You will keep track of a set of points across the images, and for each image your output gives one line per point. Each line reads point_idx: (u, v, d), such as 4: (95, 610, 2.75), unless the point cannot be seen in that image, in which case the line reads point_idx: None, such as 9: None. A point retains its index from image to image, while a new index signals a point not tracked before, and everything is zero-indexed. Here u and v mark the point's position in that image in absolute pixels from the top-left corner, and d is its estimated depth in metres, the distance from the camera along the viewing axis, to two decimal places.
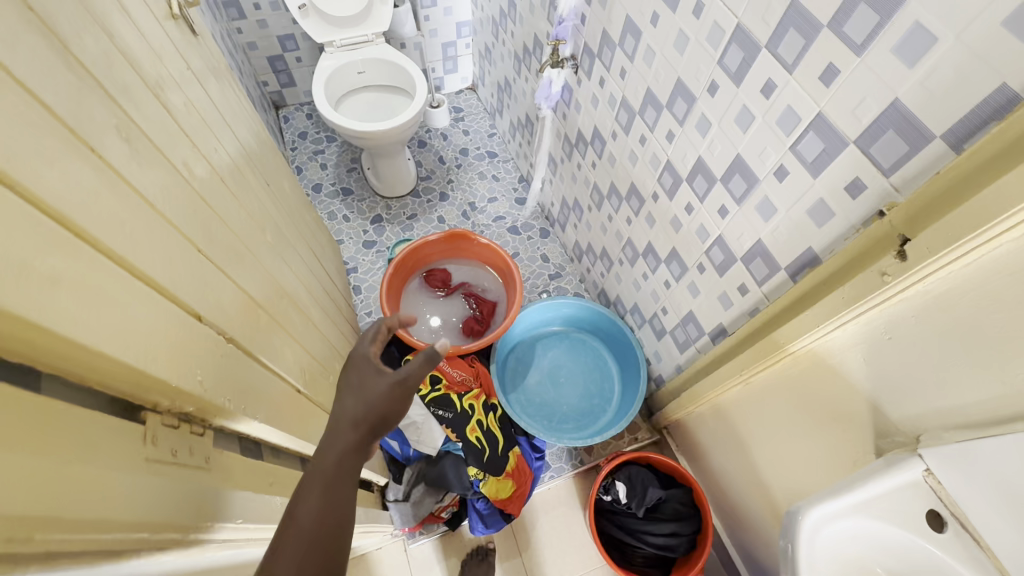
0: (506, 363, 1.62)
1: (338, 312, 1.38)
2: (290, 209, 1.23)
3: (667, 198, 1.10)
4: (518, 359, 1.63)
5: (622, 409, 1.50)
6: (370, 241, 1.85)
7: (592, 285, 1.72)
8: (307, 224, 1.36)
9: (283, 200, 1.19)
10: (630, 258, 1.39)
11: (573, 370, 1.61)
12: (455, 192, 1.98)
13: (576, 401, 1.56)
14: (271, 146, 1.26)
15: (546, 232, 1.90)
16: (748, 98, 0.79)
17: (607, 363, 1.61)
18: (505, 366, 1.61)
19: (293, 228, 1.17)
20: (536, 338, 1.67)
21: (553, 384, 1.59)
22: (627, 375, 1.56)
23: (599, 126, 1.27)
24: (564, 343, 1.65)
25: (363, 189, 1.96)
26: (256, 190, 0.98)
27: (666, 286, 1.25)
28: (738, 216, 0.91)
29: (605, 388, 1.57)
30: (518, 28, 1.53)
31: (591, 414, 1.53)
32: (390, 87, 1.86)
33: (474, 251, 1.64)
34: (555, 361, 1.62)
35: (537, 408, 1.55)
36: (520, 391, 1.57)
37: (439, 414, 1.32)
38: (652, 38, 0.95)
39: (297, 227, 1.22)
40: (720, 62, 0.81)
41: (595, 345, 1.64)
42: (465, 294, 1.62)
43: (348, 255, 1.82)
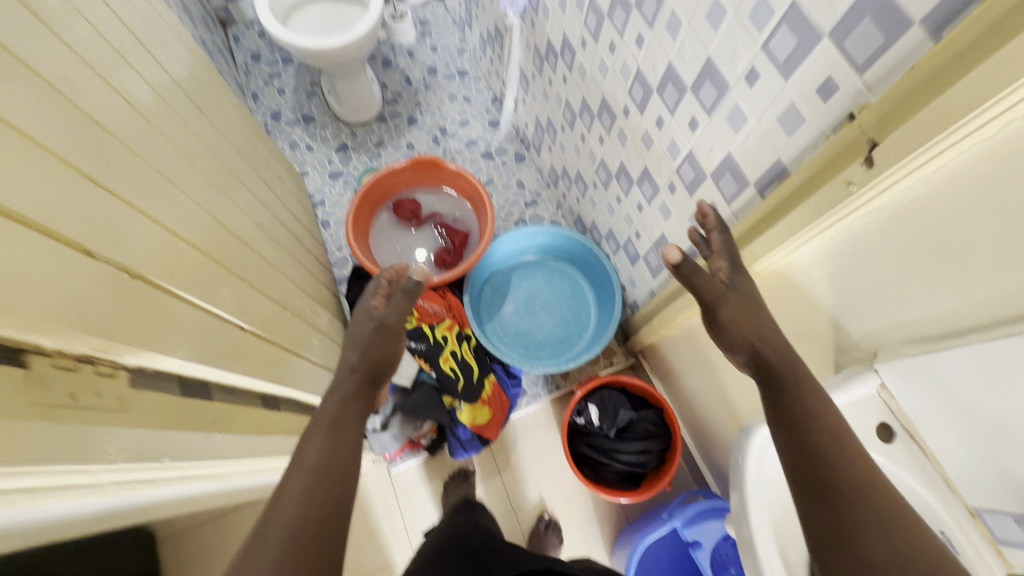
0: (482, 295, 1.60)
1: (303, 247, 1.32)
2: (235, 136, 1.13)
3: (638, 113, 1.02)
4: (494, 290, 1.61)
5: (599, 336, 1.51)
6: (337, 171, 1.77)
7: (569, 212, 1.67)
8: (259, 154, 1.28)
9: (225, 127, 1.09)
10: (604, 182, 1.33)
11: (550, 299, 1.59)
12: (424, 116, 1.86)
13: (553, 329, 1.56)
14: (206, 67, 1.14)
15: (521, 157, 1.81)
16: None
17: (584, 291, 1.60)
18: (481, 297, 1.60)
19: (239, 159, 1.08)
20: (512, 268, 1.63)
21: (529, 314, 1.58)
22: (604, 302, 1.55)
23: (568, 34, 1.16)
24: (541, 272, 1.63)
25: (325, 116, 1.84)
26: (189, 115, 0.90)
27: (639, 209, 1.21)
28: (708, 128, 0.84)
29: (582, 315, 1.57)
30: None
31: (567, 341, 1.54)
32: None
33: (444, 178, 1.56)
34: (532, 290, 1.61)
35: (514, 337, 1.55)
36: (497, 322, 1.57)
37: (412, 345, 1.31)
38: None
39: (243, 156, 1.12)
40: None
41: (572, 273, 1.62)
42: (436, 224, 1.56)
43: (314, 188, 1.74)
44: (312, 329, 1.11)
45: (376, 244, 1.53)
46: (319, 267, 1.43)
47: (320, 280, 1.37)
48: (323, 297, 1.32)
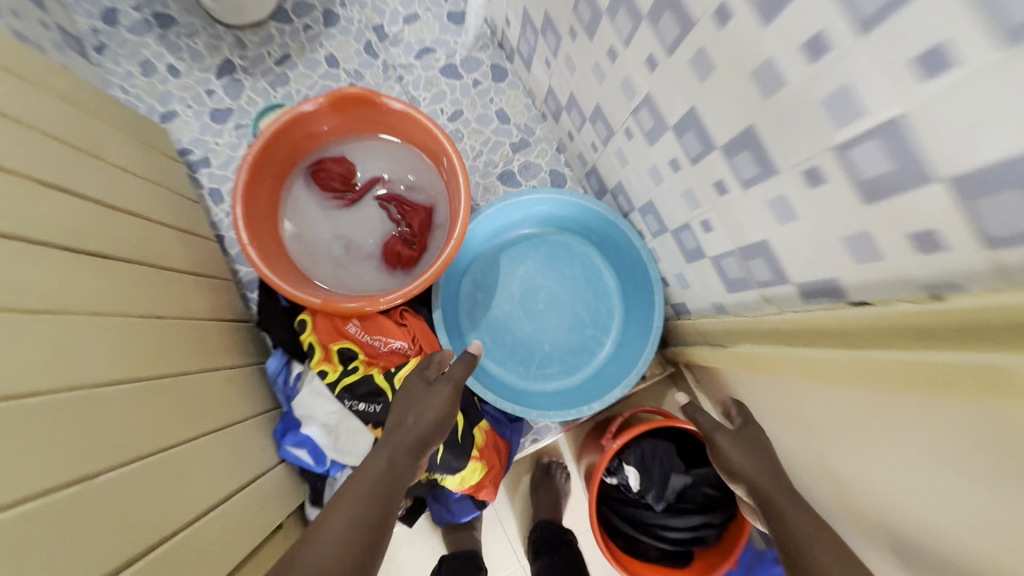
0: (460, 291, 1.12)
1: (162, 271, 0.81)
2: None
3: (758, 23, 0.50)
4: (477, 283, 1.13)
5: (628, 347, 1.08)
6: (222, 108, 1.16)
7: (576, 160, 1.15)
8: (38, 114, 0.70)
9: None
10: (648, 133, 0.81)
11: (556, 292, 1.12)
12: (348, 8, 1.21)
13: (563, 336, 1.11)
14: None
15: (502, 71, 1.22)
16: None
17: (603, 277, 1.13)
18: (458, 295, 1.12)
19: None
20: (500, 248, 1.14)
21: (530, 315, 1.12)
22: (634, 295, 1.09)
23: None
24: (542, 252, 1.14)
25: (191, 15, 1.18)
26: None
27: (718, 192, 0.71)
28: (988, 76, 0.35)
29: (602, 314, 1.12)
30: None
31: (583, 352, 1.11)
32: None
33: (386, 123, 1.00)
34: (530, 280, 1.13)
35: (510, 352, 1.11)
36: (484, 332, 1.11)
37: (363, 410, 0.87)
38: None
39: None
40: None
41: (586, 252, 1.14)
42: (382, 197, 1.03)
43: (190, 137, 1.14)
44: (169, 453, 0.64)
45: (293, 235, 1.01)
46: (205, 287, 0.92)
47: (204, 318, 0.87)
48: (210, 346, 0.84)
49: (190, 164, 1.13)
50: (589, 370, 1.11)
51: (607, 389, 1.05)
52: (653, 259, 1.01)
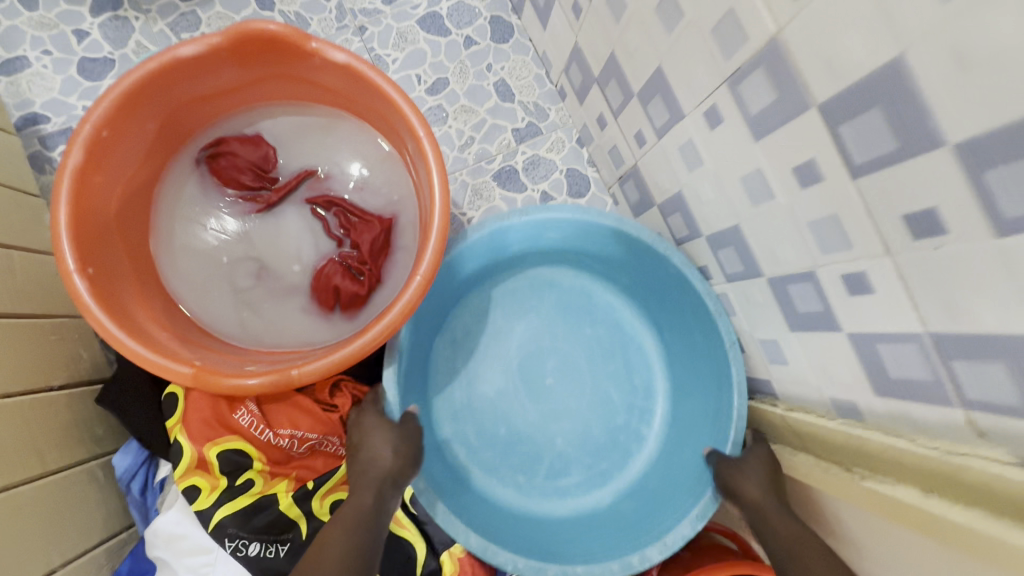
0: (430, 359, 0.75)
1: None
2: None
3: None
4: (457, 346, 0.76)
5: (681, 447, 0.73)
6: (96, 59, 0.80)
7: (606, 156, 0.80)
8: None
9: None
10: (756, 119, 0.47)
11: (573, 360, 0.77)
12: None
13: (583, 427, 0.76)
14: None
15: (505, 27, 0.87)
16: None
17: (639, 340, 0.78)
18: (428, 366, 0.75)
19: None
20: (491, 293, 0.78)
21: (534, 395, 0.76)
22: (687, 367, 0.74)
23: None
24: (552, 301, 0.78)
25: None
26: None
27: (914, 232, 0.38)
28: None
29: (639, 393, 0.77)
30: None
31: (614, 452, 0.76)
32: None
33: (323, 84, 0.65)
34: (535, 342, 0.77)
35: (506, 453, 0.75)
36: (466, 422, 0.75)
37: (256, 555, 0.53)
38: None
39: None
40: None
41: (614, 301, 0.79)
42: (314, 199, 0.68)
43: (44, 99, 0.78)
44: None
45: (175, 248, 0.66)
46: (19, 338, 0.57)
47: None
48: None
49: (42, 138, 0.77)
50: (621, 480, 0.75)
51: (656, 517, 0.69)
52: (723, 309, 0.65)
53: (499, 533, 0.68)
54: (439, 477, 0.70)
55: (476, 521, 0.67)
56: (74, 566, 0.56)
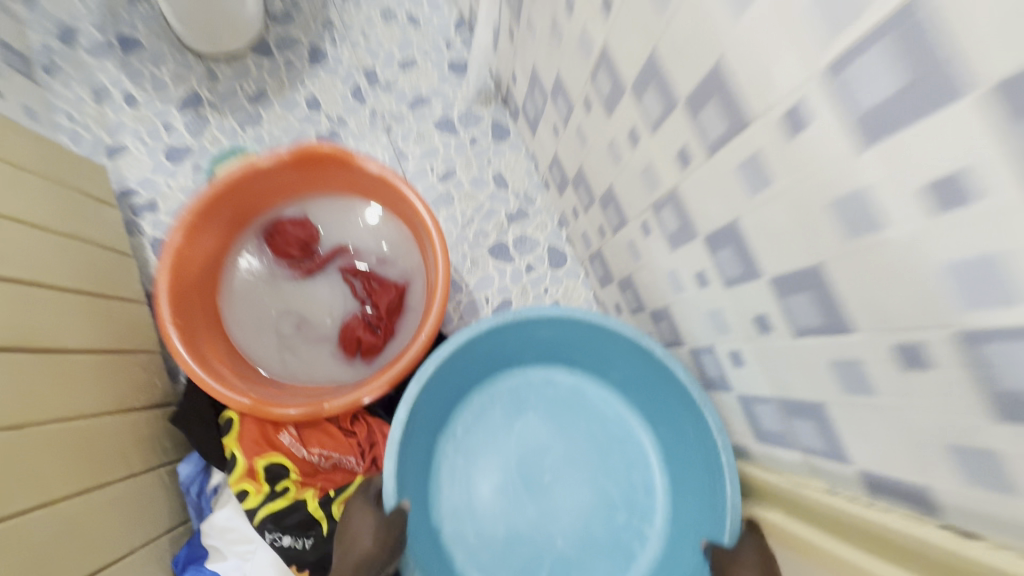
0: (433, 460, 0.82)
1: (37, 355, 0.63)
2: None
3: (851, 144, 0.36)
4: (459, 445, 0.84)
5: (682, 546, 0.75)
6: (180, 147, 1.01)
7: (579, 238, 1.00)
8: None
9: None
10: (669, 236, 0.66)
11: (569, 456, 0.83)
12: (337, 47, 1.10)
13: (583, 526, 0.79)
14: None
15: (503, 129, 1.09)
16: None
17: (635, 436, 0.84)
18: (432, 466, 0.82)
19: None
20: (491, 391, 0.87)
21: (533, 493, 0.81)
22: (681, 463, 0.79)
23: None
24: (547, 397, 0.87)
25: (159, 40, 1.05)
26: None
27: (760, 327, 0.56)
28: None
29: (638, 491, 0.81)
30: None
31: (617, 552, 0.78)
32: None
33: (359, 183, 0.86)
34: (533, 436, 0.84)
35: (507, 555, 0.78)
36: (465, 522, 0.79)
37: (288, 546, 0.69)
38: None
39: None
40: None
41: (606, 399, 0.87)
42: (345, 268, 0.87)
43: (138, 177, 0.99)
44: None
45: (237, 304, 0.85)
46: (109, 369, 0.74)
47: (95, 415, 0.69)
48: (94, 456, 0.67)
49: (133, 208, 0.98)
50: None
51: None
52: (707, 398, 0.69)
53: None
54: None
55: None
56: (149, 547, 0.72)
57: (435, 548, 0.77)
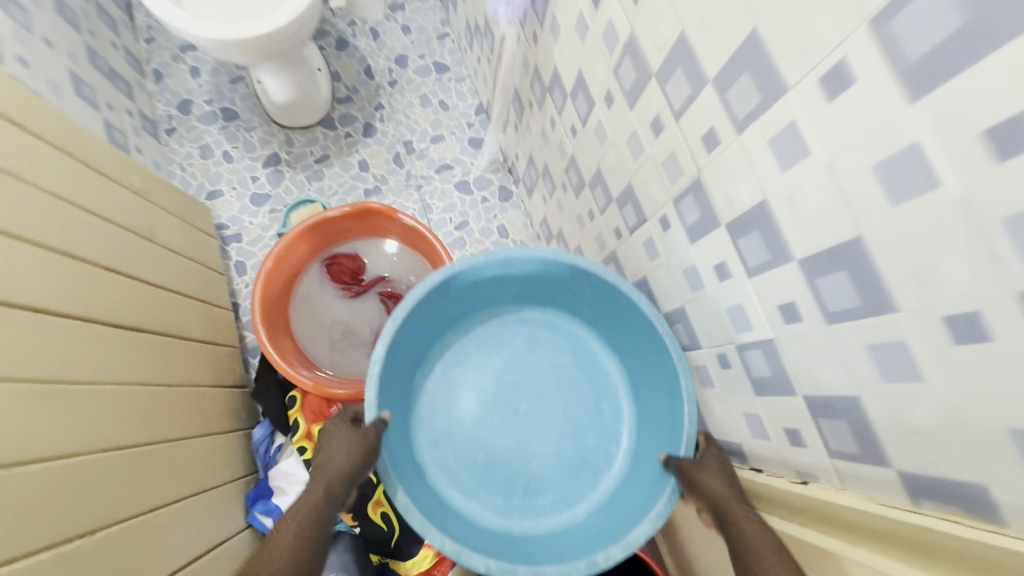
0: (417, 395, 0.99)
1: (175, 339, 0.91)
2: (25, 184, 0.69)
3: (687, 239, 0.65)
4: (441, 379, 1.01)
5: (643, 461, 0.92)
6: (262, 193, 1.34)
7: None
8: (119, 205, 0.88)
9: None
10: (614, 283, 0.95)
11: (541, 390, 0.99)
12: (384, 123, 1.43)
13: (556, 450, 0.97)
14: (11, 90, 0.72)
15: (507, 192, 1.41)
16: (943, 119, 0.32)
17: (603, 369, 1.01)
18: (416, 399, 0.99)
19: (20, 234, 0.65)
20: (469, 332, 1.04)
21: (509, 423, 0.97)
22: (644, 388, 0.95)
23: (585, 73, 0.77)
24: (521, 335, 1.03)
25: (252, 112, 1.39)
26: None
27: None
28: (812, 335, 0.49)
29: (606, 417, 0.99)
30: None
31: (585, 471, 0.96)
32: None
33: (398, 231, 1.16)
34: (509, 372, 1.01)
35: (487, 475, 0.95)
36: (446, 449, 0.96)
37: None
38: None
39: (43, 218, 0.70)
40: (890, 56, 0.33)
41: (577, 337, 1.04)
42: (382, 293, 1.16)
43: (228, 215, 1.31)
44: (157, 516, 0.74)
45: (301, 315, 1.15)
46: (212, 355, 1.02)
47: (207, 385, 0.97)
48: (210, 413, 0.95)
49: (223, 238, 1.29)
50: (594, 496, 0.95)
51: (620, 523, 0.85)
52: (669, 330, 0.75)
53: (480, 543, 0.85)
54: (426, 495, 0.89)
55: (446, 528, 0.85)
56: (239, 482, 0.99)
57: (420, 469, 0.93)
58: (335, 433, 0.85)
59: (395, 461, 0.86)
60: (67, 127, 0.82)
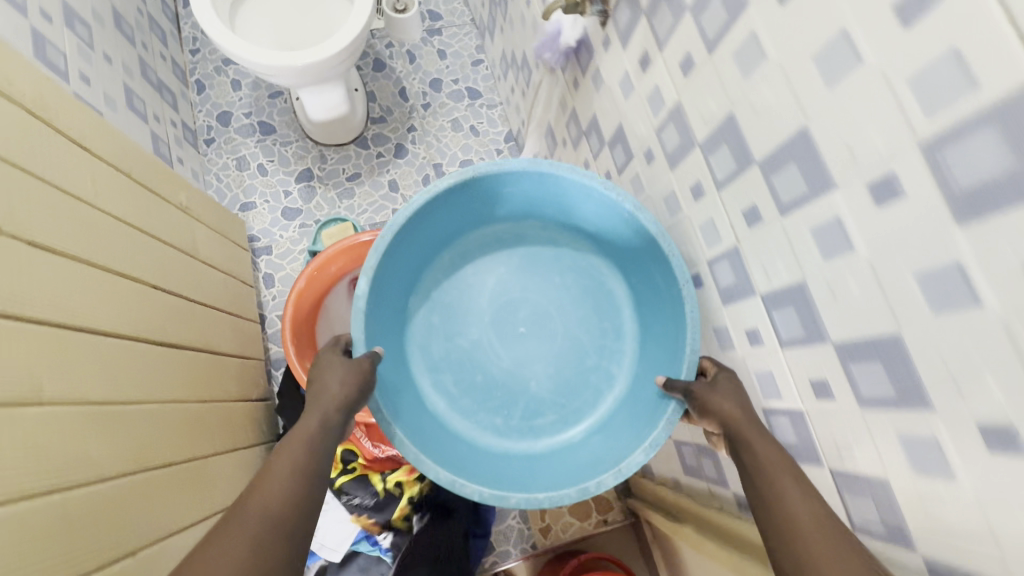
0: (415, 319, 1.02)
1: (210, 355, 0.93)
2: (93, 207, 0.71)
3: (719, 300, 0.67)
4: (444, 305, 1.03)
5: (642, 381, 0.93)
6: (293, 208, 1.37)
7: None
8: (170, 224, 0.91)
9: (68, 193, 0.67)
10: None
11: (540, 312, 1.01)
12: (416, 144, 1.47)
13: (554, 372, 0.99)
14: (85, 118, 0.76)
15: None
16: (990, 246, 0.34)
17: (608, 286, 1.02)
18: (414, 326, 1.02)
19: (86, 257, 0.67)
20: (472, 259, 1.05)
21: (508, 347, 1.00)
22: (648, 309, 0.95)
23: (627, 125, 0.80)
24: (520, 255, 1.05)
25: (288, 127, 1.43)
26: (11, 264, 0.55)
27: None
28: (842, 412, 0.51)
29: (608, 336, 1.00)
30: None
31: (584, 392, 0.98)
32: None
33: None
34: (511, 293, 1.03)
35: (486, 398, 0.99)
36: (446, 373, 1.01)
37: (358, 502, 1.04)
38: (794, 60, 0.46)
39: (106, 240, 0.72)
40: (944, 178, 0.36)
41: (582, 258, 1.04)
42: None
43: (260, 227, 1.34)
44: (197, 528, 0.76)
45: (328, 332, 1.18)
46: (240, 370, 1.05)
47: (235, 400, 0.99)
48: (237, 427, 0.97)
49: (254, 249, 1.32)
50: (593, 415, 0.98)
51: (615, 443, 0.88)
52: (677, 250, 0.71)
53: (476, 462, 0.90)
54: (425, 422, 0.94)
55: (441, 452, 0.89)
56: None
57: (421, 396, 0.98)
58: (329, 365, 0.77)
59: (392, 391, 0.90)
60: (129, 150, 0.85)
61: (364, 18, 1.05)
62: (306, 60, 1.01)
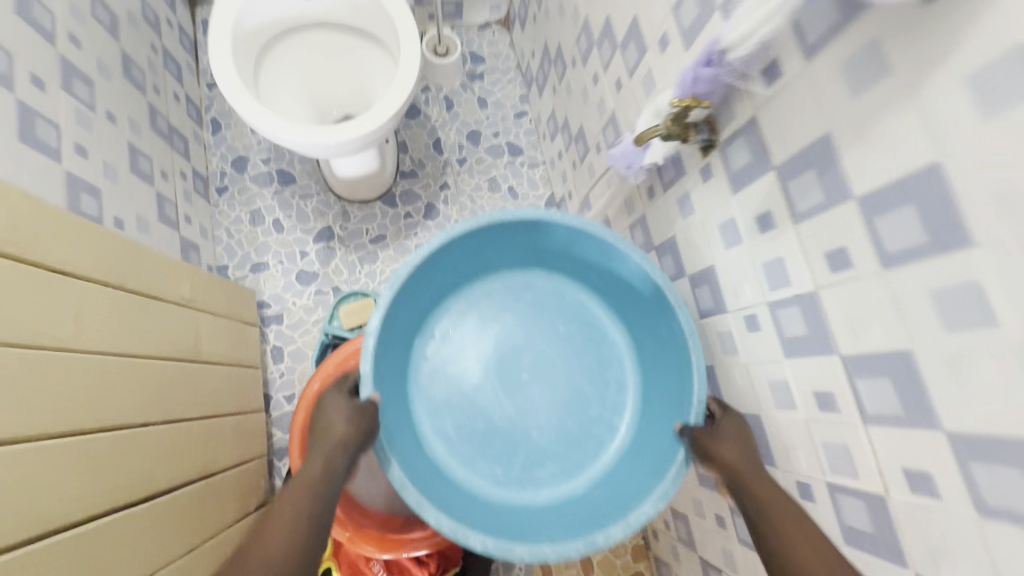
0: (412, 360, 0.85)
1: (207, 482, 0.81)
2: (69, 352, 0.59)
3: (838, 535, 0.54)
4: (439, 339, 0.87)
5: (647, 437, 0.78)
6: (309, 271, 1.23)
7: None
8: (171, 333, 0.79)
9: (33, 348, 0.54)
10: (703, 476, 0.83)
11: (546, 354, 0.85)
12: (448, 205, 1.33)
13: (560, 419, 0.83)
14: (73, 233, 0.63)
15: None
16: None
17: (608, 335, 0.87)
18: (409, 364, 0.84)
19: (54, 429, 0.55)
20: (466, 294, 0.89)
21: (511, 391, 0.83)
22: (652, 361, 0.82)
23: (723, 274, 0.66)
24: (527, 300, 0.88)
25: (309, 177, 1.29)
26: None
27: None
28: None
29: (611, 386, 0.84)
30: (625, 30, 0.79)
31: (588, 444, 0.82)
32: (352, 43, 1.04)
33: None
34: (515, 329, 0.87)
35: (484, 446, 0.82)
36: (438, 417, 0.83)
37: None
38: None
39: (86, 389, 0.60)
40: None
41: (585, 301, 0.89)
42: None
43: (271, 292, 1.21)
44: None
45: None
46: (240, 482, 0.93)
47: (232, 523, 0.88)
48: None
49: (263, 317, 1.20)
50: (597, 468, 0.81)
51: (628, 498, 0.73)
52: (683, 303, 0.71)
53: (472, 516, 0.73)
54: (419, 467, 0.76)
55: (435, 498, 0.72)
56: None
57: (415, 440, 0.80)
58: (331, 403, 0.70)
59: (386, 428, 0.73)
60: (125, 253, 0.73)
61: (403, 95, 0.90)
62: (313, 140, 0.87)
